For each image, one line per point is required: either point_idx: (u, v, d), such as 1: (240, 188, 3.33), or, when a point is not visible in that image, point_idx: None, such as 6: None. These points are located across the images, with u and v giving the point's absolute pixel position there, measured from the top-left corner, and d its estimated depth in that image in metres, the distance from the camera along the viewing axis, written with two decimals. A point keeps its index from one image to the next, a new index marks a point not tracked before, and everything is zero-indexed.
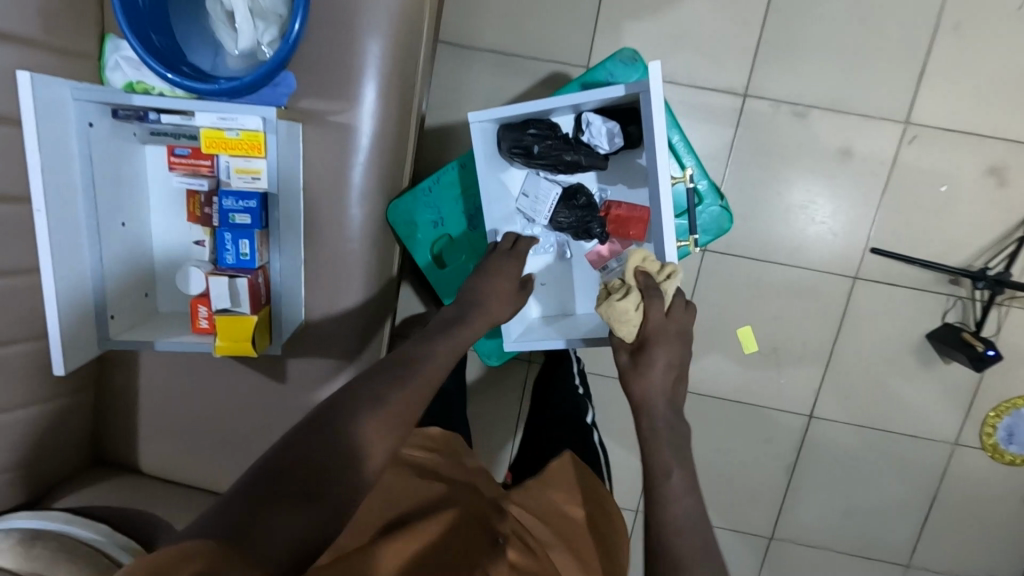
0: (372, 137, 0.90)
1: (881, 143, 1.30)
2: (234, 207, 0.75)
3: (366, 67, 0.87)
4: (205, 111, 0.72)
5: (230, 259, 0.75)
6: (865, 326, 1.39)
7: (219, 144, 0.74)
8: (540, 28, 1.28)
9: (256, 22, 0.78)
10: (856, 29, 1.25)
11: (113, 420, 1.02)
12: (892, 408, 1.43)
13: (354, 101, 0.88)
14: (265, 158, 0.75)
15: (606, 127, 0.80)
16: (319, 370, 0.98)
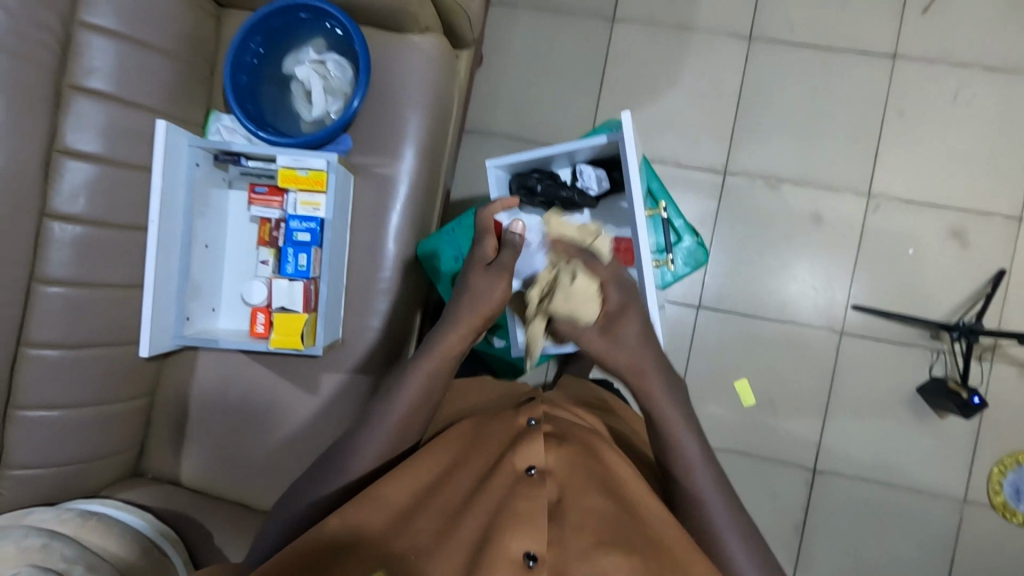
0: (406, 188, 1.11)
1: (847, 211, 1.48)
2: (298, 228, 0.94)
3: (406, 134, 1.11)
4: (285, 155, 0.94)
5: (290, 269, 0.93)
6: (855, 378, 1.47)
7: (292, 180, 0.95)
8: (548, 120, 1.55)
9: (328, 98, 1.03)
10: (815, 118, 1.49)
11: (162, 436, 1.14)
12: (894, 462, 1.46)
13: (396, 159, 1.11)
14: (325, 192, 0.94)
15: (594, 173, 1.00)
16: (350, 386, 1.11)
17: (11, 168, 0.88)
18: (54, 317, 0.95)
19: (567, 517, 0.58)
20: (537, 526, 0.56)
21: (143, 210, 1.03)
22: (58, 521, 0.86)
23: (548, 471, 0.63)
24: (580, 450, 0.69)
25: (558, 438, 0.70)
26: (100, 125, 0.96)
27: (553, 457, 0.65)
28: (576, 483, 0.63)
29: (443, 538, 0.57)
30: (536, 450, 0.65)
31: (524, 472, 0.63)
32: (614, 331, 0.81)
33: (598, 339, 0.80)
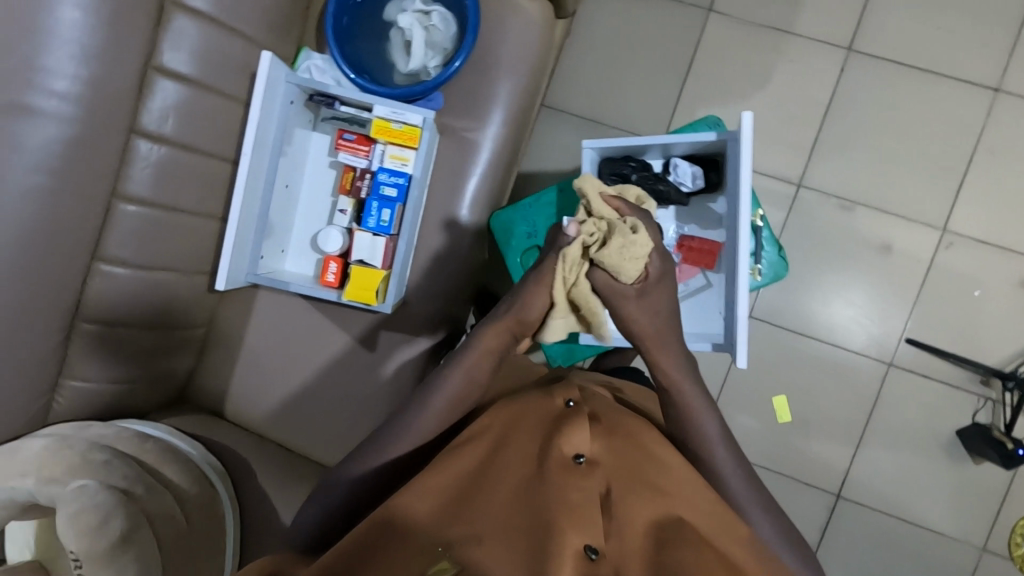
0: (488, 155, 1.09)
1: (918, 243, 1.44)
2: (386, 181, 0.92)
3: (496, 99, 1.09)
4: (382, 105, 0.91)
5: (371, 223, 0.91)
6: (895, 412, 1.46)
7: (385, 132, 0.92)
8: (625, 105, 1.51)
9: (428, 51, 0.99)
10: (901, 144, 1.44)
11: (211, 369, 1.14)
12: (920, 500, 1.45)
13: (483, 125, 1.08)
14: (416, 149, 0.92)
15: (690, 169, 0.97)
16: (405, 346, 1.11)
17: (108, 79, 0.86)
18: (130, 235, 0.94)
19: (616, 508, 0.61)
20: (591, 518, 0.58)
21: (225, 140, 1.01)
22: (117, 439, 0.87)
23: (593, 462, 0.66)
24: (617, 442, 0.72)
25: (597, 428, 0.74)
26: (194, 46, 0.94)
27: (595, 448, 0.69)
28: (619, 476, 0.66)
29: (496, 529, 0.57)
30: (580, 440, 0.68)
31: (572, 461, 0.65)
32: (648, 296, 0.78)
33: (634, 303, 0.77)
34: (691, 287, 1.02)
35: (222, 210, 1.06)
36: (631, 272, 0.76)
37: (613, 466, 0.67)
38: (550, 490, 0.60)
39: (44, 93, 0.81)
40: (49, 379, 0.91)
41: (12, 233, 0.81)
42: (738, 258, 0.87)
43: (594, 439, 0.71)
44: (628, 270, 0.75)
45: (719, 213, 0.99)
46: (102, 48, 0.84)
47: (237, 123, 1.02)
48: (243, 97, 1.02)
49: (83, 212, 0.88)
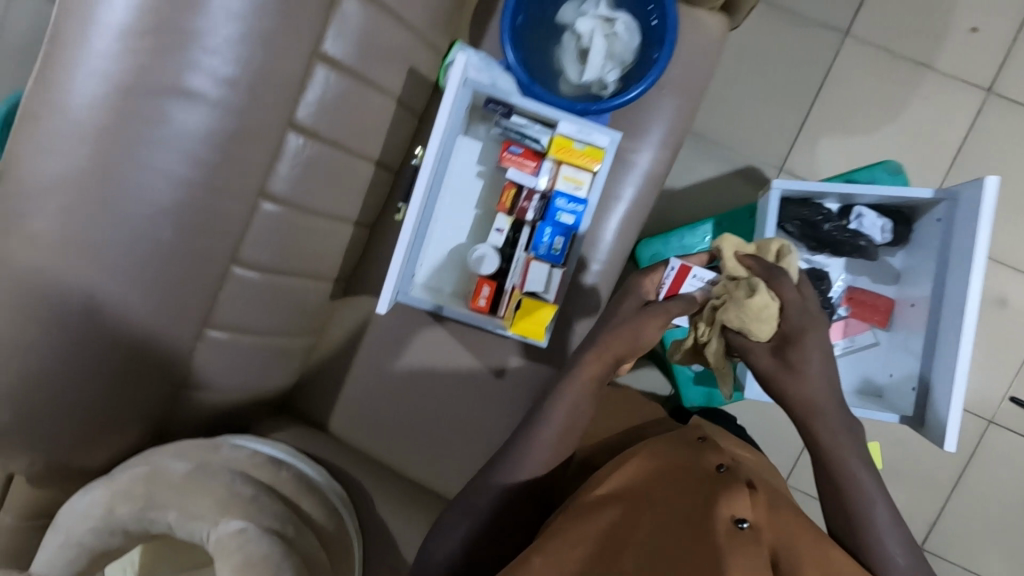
0: (644, 178, 1.00)
1: None
2: (563, 207, 0.84)
3: (660, 119, 0.99)
4: (569, 122, 0.83)
5: (542, 250, 0.85)
6: (989, 470, 1.43)
7: (566, 152, 0.84)
8: (747, 126, 1.43)
9: (606, 62, 0.90)
10: None
11: (317, 379, 1.06)
12: (1000, 558, 1.44)
13: (643, 145, 1.00)
14: (594, 173, 0.85)
15: (879, 222, 0.90)
16: (533, 375, 1.03)
17: (274, 64, 0.75)
18: (268, 238, 0.84)
19: None
20: None
21: (372, 138, 0.91)
22: (251, 466, 0.79)
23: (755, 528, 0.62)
24: (772, 503, 0.67)
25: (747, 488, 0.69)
26: (359, 32, 0.82)
27: (754, 511, 0.64)
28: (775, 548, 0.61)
29: None
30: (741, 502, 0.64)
31: (735, 526, 0.60)
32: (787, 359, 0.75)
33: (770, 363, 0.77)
34: (856, 343, 0.94)
35: (356, 213, 0.96)
36: (760, 331, 0.76)
37: (771, 535, 0.63)
38: (721, 562, 0.56)
39: (211, 77, 0.71)
40: (169, 388, 0.83)
41: (156, 229, 0.73)
42: (965, 326, 0.76)
43: (748, 502, 0.66)
44: (757, 332, 0.76)
45: (897, 268, 0.93)
46: (271, 29, 0.73)
47: (385, 120, 0.92)
48: (396, 93, 0.91)
49: (229, 213, 0.78)
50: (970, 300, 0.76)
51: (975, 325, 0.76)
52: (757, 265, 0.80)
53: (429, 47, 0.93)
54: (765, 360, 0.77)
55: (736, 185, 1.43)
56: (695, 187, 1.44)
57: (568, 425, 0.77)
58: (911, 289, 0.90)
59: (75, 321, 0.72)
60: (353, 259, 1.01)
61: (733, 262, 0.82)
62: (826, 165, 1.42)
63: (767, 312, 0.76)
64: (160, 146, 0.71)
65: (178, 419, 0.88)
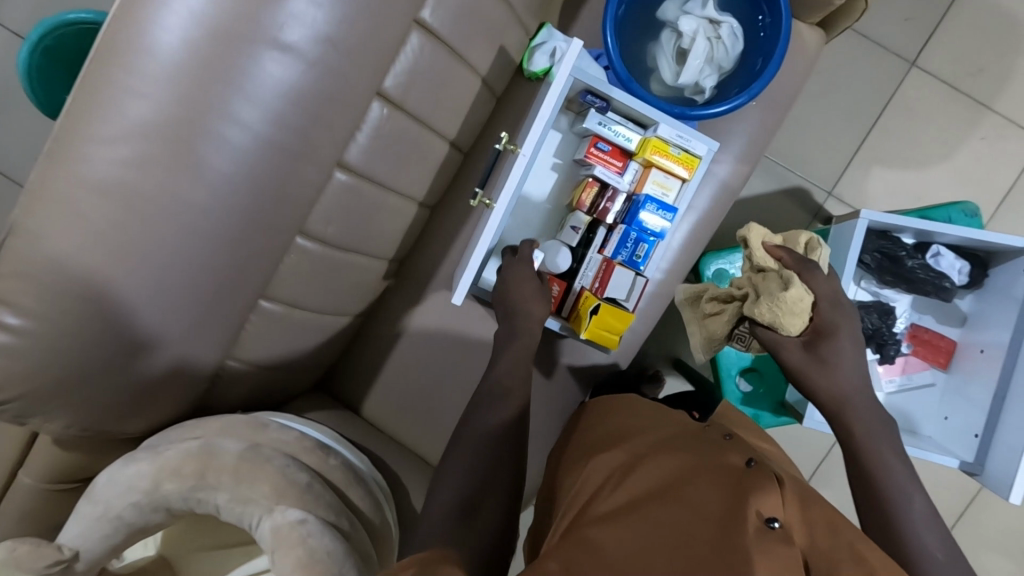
0: (721, 189, 0.97)
1: None
2: (651, 214, 0.81)
3: (743, 131, 0.96)
4: (669, 125, 0.79)
5: (624, 256, 0.81)
6: None
7: (660, 156, 0.80)
8: (802, 145, 1.40)
9: (705, 66, 0.86)
10: None
11: (355, 359, 1.01)
12: None
13: (724, 156, 0.96)
14: (684, 181, 0.82)
15: (957, 263, 0.88)
16: (582, 379, 1.00)
17: (373, 25, 0.70)
18: (336, 209, 0.79)
19: None
20: None
21: (452, 117, 0.86)
22: (299, 449, 0.74)
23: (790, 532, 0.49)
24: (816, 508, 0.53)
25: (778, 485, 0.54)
26: (459, 1, 0.77)
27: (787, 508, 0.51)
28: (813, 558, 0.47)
29: None
30: (774, 501, 0.50)
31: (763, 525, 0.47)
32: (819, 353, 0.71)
33: (802, 356, 0.71)
34: (913, 381, 0.94)
35: (423, 193, 0.91)
36: (794, 325, 0.71)
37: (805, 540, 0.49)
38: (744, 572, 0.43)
39: (309, 34, 0.65)
40: (216, 360, 0.77)
41: (231, 193, 0.67)
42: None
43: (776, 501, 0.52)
44: (789, 326, 0.71)
45: (965, 311, 0.93)
46: None
47: (468, 98, 0.87)
48: (482, 71, 0.86)
49: (305, 181, 0.73)
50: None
51: None
52: (790, 257, 0.75)
53: (521, 27, 0.88)
54: (796, 355, 0.71)
55: (785, 205, 1.41)
56: (744, 201, 1.42)
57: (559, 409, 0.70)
58: (978, 334, 0.89)
59: (84, 266, 0.63)
60: (411, 241, 0.96)
61: (762, 254, 0.77)
62: (876, 195, 1.41)
63: (800, 305, 0.71)
64: (247, 103, 0.65)
65: (217, 390, 0.83)
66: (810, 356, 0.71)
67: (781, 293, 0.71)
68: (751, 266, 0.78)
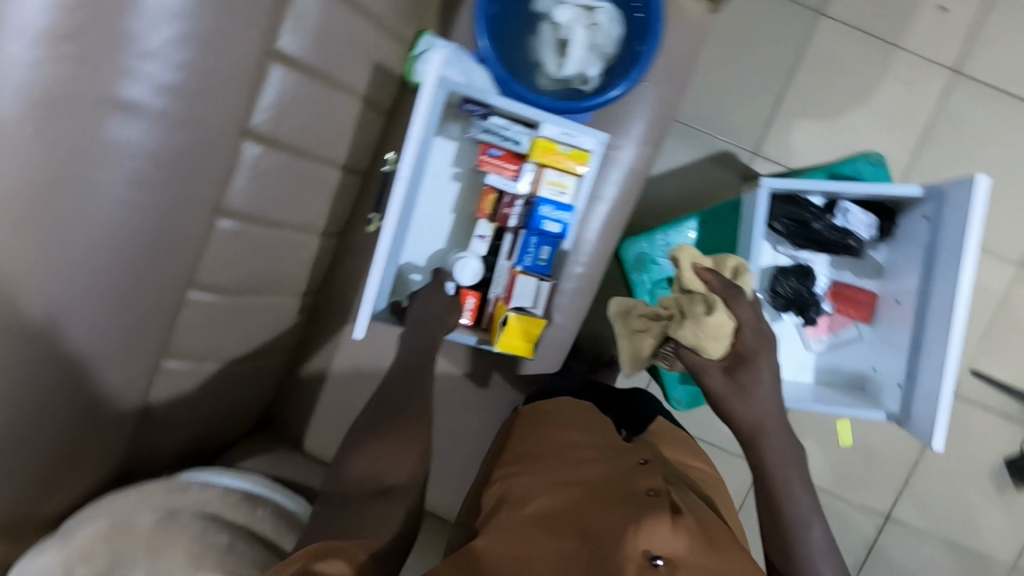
0: (627, 174, 0.96)
1: (994, 278, 1.44)
2: (549, 215, 0.79)
3: (640, 114, 0.96)
4: (552, 124, 0.77)
5: (528, 261, 0.79)
6: (952, 439, 1.49)
7: (549, 156, 0.79)
8: (721, 110, 1.40)
9: (588, 55, 0.85)
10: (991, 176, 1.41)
11: (288, 396, 0.99)
12: (961, 524, 1.51)
13: (624, 141, 0.96)
14: (579, 177, 0.80)
15: (864, 218, 0.89)
16: (518, 383, 0.99)
17: (223, 66, 0.67)
18: (227, 256, 0.77)
19: None
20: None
21: (338, 142, 0.84)
22: (223, 507, 0.73)
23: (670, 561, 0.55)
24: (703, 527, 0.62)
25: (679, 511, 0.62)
26: (317, 25, 0.74)
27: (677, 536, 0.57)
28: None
29: None
30: (666, 533, 0.56)
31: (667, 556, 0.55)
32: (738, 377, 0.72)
33: (723, 383, 0.73)
34: (840, 338, 0.95)
35: (323, 222, 0.88)
36: (715, 349, 0.72)
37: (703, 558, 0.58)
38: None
39: (144, 86, 0.62)
40: (127, 431, 0.75)
41: (99, 262, 0.64)
42: (953, 325, 0.76)
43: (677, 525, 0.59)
44: (711, 351, 0.72)
45: (879, 262, 0.93)
46: (216, 28, 0.65)
47: (350, 120, 0.84)
48: (360, 91, 0.83)
49: (182, 235, 0.70)
50: (959, 295, 0.76)
51: (964, 325, 0.76)
52: (717, 282, 0.73)
53: (395, 39, 0.85)
54: (717, 380, 0.73)
55: (712, 171, 1.41)
56: (670, 173, 1.42)
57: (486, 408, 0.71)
58: (894, 284, 0.90)
59: None
60: (322, 271, 0.94)
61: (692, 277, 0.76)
62: (801, 150, 1.41)
63: (722, 331, 0.72)
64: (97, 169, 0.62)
65: (137, 459, 0.80)
66: (730, 382, 0.73)
67: (705, 321, 0.71)
68: (680, 286, 0.77)
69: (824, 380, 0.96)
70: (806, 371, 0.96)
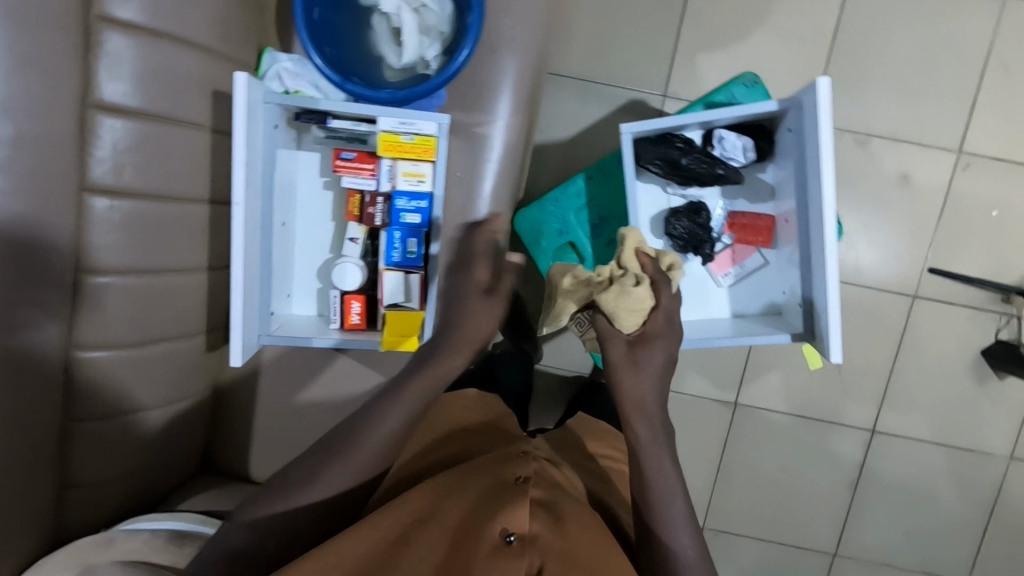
0: (503, 149, 0.96)
1: (935, 170, 1.39)
2: (406, 207, 0.79)
3: (502, 85, 0.94)
4: (388, 116, 0.76)
5: (397, 257, 0.79)
6: (924, 343, 1.46)
7: (395, 148, 0.78)
8: (622, 59, 1.36)
9: (423, 38, 0.84)
10: (911, 67, 1.36)
11: (225, 429, 1.02)
12: (950, 424, 1.49)
13: (493, 115, 0.94)
14: (433, 162, 0.79)
15: (739, 142, 0.86)
16: None
17: (40, 128, 0.68)
18: (107, 311, 0.78)
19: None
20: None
21: (199, 178, 0.84)
22: (149, 552, 0.75)
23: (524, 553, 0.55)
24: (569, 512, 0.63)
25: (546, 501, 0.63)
26: (136, 67, 0.75)
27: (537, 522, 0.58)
28: (557, 554, 0.55)
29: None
30: (523, 514, 0.58)
31: (503, 538, 0.55)
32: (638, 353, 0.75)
33: (623, 355, 0.75)
34: (746, 268, 0.93)
35: (208, 258, 0.89)
36: (627, 321, 0.76)
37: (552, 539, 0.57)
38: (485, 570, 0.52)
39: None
40: (50, 498, 0.77)
41: None
42: (824, 236, 0.74)
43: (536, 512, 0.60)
44: (624, 321, 0.75)
45: (770, 184, 0.91)
46: (20, 93, 0.66)
47: (206, 154, 0.84)
48: (208, 123, 0.83)
49: (46, 299, 0.71)
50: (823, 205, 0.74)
51: (836, 235, 0.74)
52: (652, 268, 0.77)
53: (233, 64, 0.85)
54: (619, 350, 0.76)
55: (624, 122, 1.38)
56: (583, 133, 1.39)
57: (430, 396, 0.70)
58: (784, 203, 0.88)
59: None
60: (224, 304, 0.95)
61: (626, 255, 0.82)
62: (711, 82, 1.37)
63: (641, 308, 0.75)
64: None
65: (71, 522, 0.82)
66: (628, 357, 0.75)
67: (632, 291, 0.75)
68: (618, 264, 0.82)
69: (741, 313, 0.95)
70: (721, 308, 0.95)
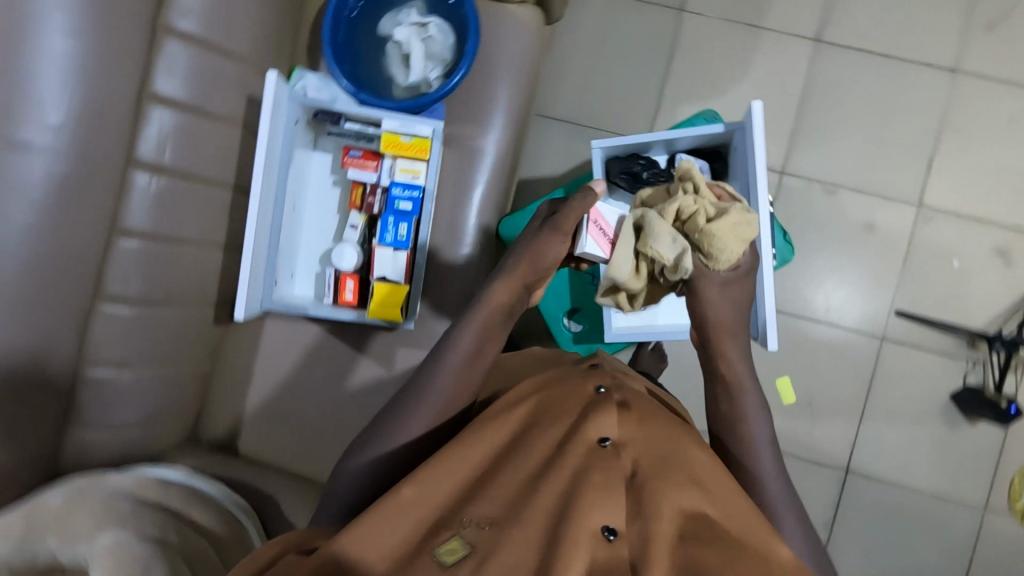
0: (493, 159, 1.08)
1: (897, 220, 1.51)
2: (400, 196, 0.97)
3: (496, 105, 1.07)
4: (391, 119, 0.95)
5: (390, 237, 0.96)
6: (894, 382, 1.51)
7: (395, 146, 0.96)
8: (609, 106, 1.52)
9: (427, 63, 1.01)
10: (873, 126, 1.51)
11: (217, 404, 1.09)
12: (924, 467, 1.51)
13: (486, 130, 1.07)
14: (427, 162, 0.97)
15: (697, 165, 1.01)
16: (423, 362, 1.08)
17: (102, 108, 0.81)
18: (133, 270, 0.89)
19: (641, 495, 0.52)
20: (614, 501, 0.50)
21: (224, 166, 0.99)
22: (137, 487, 0.82)
23: (626, 505, 0.50)
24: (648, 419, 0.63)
25: (629, 407, 0.63)
26: (187, 67, 0.90)
27: (628, 428, 0.59)
28: (651, 454, 0.56)
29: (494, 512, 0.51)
30: (610, 422, 0.58)
31: (597, 444, 0.55)
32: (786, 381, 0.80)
33: None
34: None
35: (224, 237, 1.02)
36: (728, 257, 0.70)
37: (642, 447, 0.57)
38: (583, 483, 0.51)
39: (36, 126, 0.76)
40: (53, 437, 0.84)
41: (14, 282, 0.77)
42: (759, 240, 0.90)
43: (625, 420, 0.60)
44: (732, 256, 0.70)
45: None
46: (92, 79, 0.80)
47: (233, 145, 1.00)
48: (238, 121, 0.99)
49: (83, 251, 0.83)
50: (760, 217, 0.91)
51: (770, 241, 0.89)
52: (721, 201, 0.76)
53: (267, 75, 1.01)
54: None
55: None
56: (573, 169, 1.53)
57: (476, 344, 0.70)
58: None
59: None
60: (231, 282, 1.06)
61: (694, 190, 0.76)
62: None
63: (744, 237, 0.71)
64: (15, 204, 0.76)
65: (69, 463, 0.88)
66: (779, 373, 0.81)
67: (738, 218, 0.70)
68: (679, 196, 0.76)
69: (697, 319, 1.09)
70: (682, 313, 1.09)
